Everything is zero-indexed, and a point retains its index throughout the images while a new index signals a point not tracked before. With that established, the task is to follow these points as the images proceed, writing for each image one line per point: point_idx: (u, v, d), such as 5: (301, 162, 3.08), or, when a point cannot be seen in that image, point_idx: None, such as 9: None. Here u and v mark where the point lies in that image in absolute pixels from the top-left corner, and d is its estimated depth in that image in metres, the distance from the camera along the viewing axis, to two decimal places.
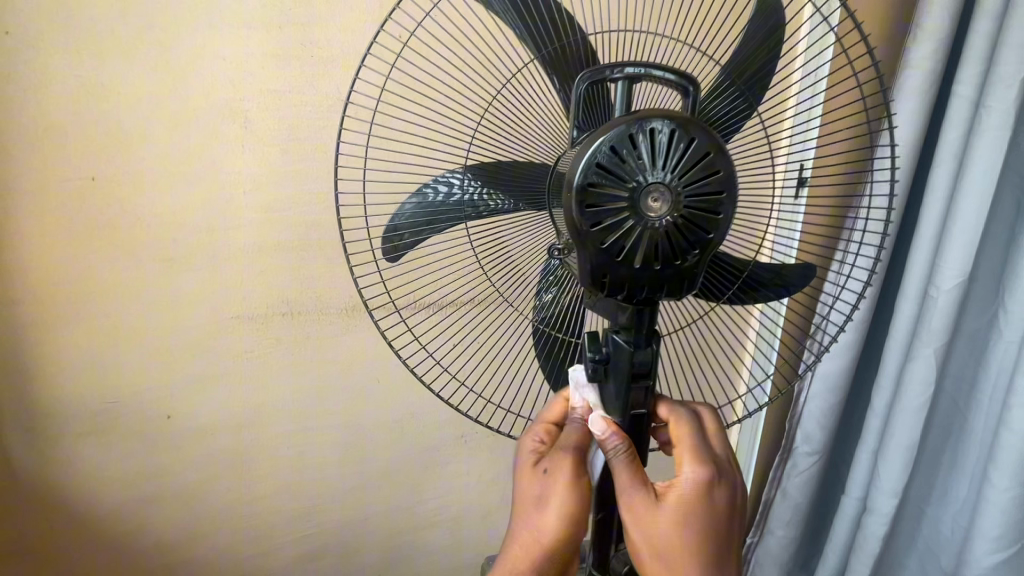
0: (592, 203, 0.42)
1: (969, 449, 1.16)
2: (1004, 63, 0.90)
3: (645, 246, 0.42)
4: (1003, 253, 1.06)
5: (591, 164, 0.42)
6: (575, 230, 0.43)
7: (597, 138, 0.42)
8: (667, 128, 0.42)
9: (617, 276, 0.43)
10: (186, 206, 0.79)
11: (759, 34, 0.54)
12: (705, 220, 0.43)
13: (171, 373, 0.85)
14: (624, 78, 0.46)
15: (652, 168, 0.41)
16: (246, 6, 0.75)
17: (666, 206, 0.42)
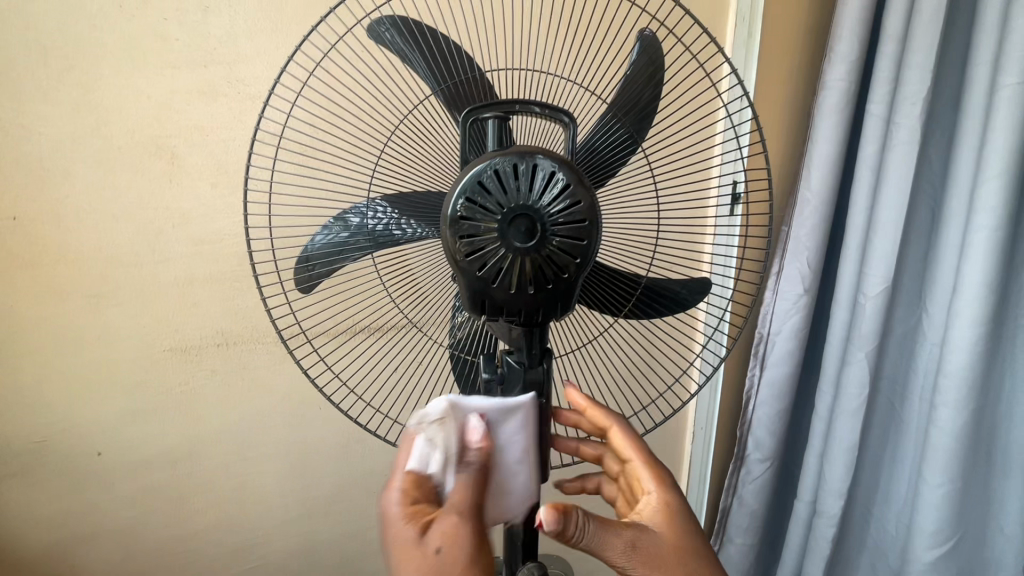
0: (466, 234, 0.45)
1: (907, 448, 1.20)
2: (908, 83, 0.97)
3: (515, 272, 0.45)
4: (924, 258, 1.12)
5: (464, 197, 0.45)
6: (454, 260, 0.46)
7: (469, 173, 0.45)
8: (528, 162, 0.45)
9: (494, 302, 0.46)
10: (112, 242, 0.79)
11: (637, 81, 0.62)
12: (570, 245, 0.46)
13: (102, 409, 0.84)
14: (494, 117, 0.51)
15: (517, 200, 0.44)
16: (170, 46, 0.76)
17: (530, 235, 0.45)
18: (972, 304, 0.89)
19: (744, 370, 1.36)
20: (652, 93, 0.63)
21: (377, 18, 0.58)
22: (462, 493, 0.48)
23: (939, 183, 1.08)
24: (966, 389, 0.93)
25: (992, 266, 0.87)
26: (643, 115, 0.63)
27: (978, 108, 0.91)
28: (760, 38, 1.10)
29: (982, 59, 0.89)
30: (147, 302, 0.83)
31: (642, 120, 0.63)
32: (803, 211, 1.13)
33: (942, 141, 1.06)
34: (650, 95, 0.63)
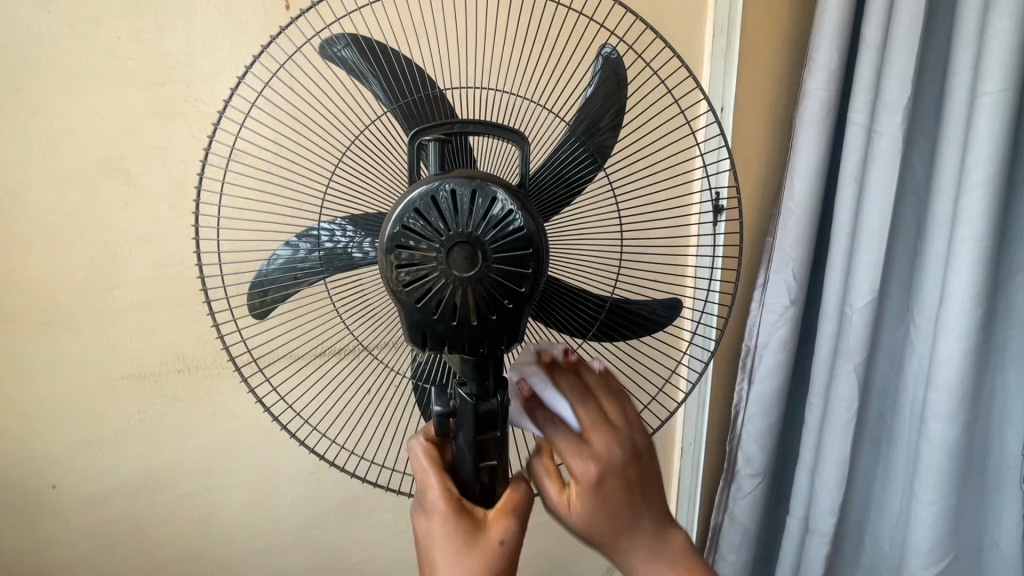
0: (403, 263, 0.43)
1: (898, 463, 1.16)
2: (889, 93, 0.95)
3: (456, 305, 0.42)
4: (911, 266, 1.09)
5: (398, 227, 0.43)
6: (393, 291, 0.44)
7: (405, 200, 0.43)
8: (467, 186, 0.42)
9: (436, 335, 0.44)
10: (66, 267, 0.77)
11: (597, 98, 0.63)
12: (516, 275, 0.43)
13: (57, 439, 0.81)
14: (434, 140, 0.48)
15: (455, 227, 0.42)
16: (126, 65, 0.74)
17: (471, 264, 0.42)
18: (960, 315, 0.86)
19: (731, 385, 1.33)
20: (614, 109, 0.64)
21: (337, 36, 0.57)
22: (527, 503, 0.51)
23: (924, 190, 1.05)
24: (957, 402, 0.90)
25: (980, 276, 0.85)
26: (604, 131, 0.64)
27: (960, 115, 0.89)
28: (739, 47, 1.09)
29: (963, 66, 0.87)
30: (104, 328, 0.80)
31: (605, 137, 0.64)
32: (787, 221, 1.11)
33: (925, 149, 1.03)
34: (614, 117, 0.64)
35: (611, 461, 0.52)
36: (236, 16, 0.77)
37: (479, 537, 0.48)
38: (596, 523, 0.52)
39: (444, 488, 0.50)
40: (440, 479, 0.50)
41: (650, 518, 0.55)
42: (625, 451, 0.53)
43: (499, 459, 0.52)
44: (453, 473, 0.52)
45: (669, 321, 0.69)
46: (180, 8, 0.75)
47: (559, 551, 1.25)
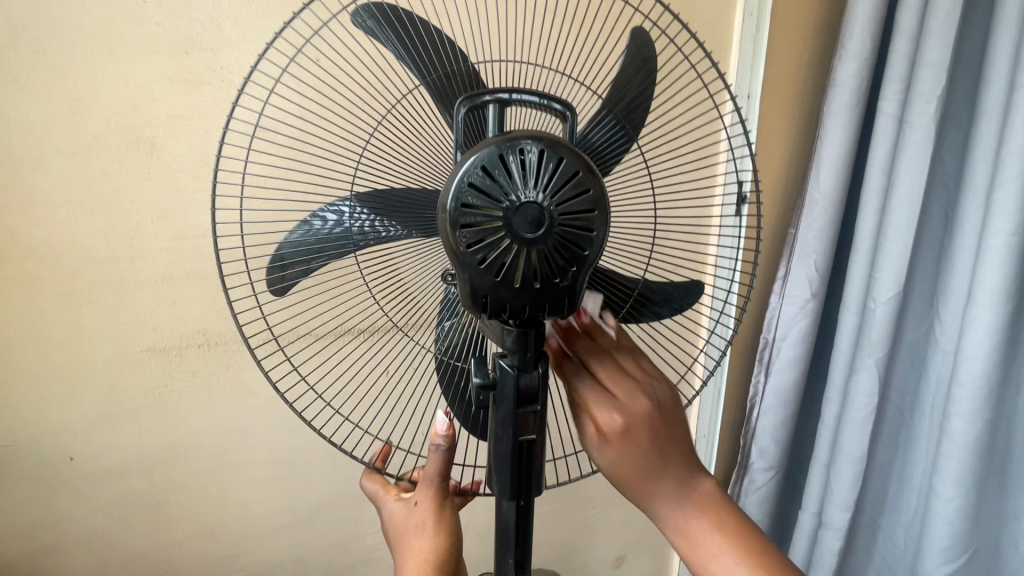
0: (468, 224, 0.43)
1: (916, 460, 1.12)
2: (923, 80, 0.91)
3: (521, 267, 0.43)
4: (937, 258, 1.04)
5: (463, 185, 0.43)
6: (454, 254, 0.44)
7: (470, 159, 0.43)
8: (537, 148, 0.43)
9: (498, 297, 0.44)
10: (87, 237, 0.75)
11: (629, 73, 0.62)
12: (581, 238, 0.44)
13: (74, 412, 0.80)
14: (496, 102, 0.48)
15: (523, 188, 0.42)
16: (149, 30, 0.72)
17: (540, 225, 0.42)
18: (988, 310, 0.83)
19: (747, 378, 1.30)
20: (647, 86, 0.62)
21: (358, 7, 0.55)
22: (432, 471, 0.58)
23: (953, 185, 1.00)
24: (982, 398, 0.87)
25: (1011, 269, 0.82)
26: (636, 109, 0.62)
27: (996, 105, 0.86)
28: (768, 33, 1.06)
29: (1000, 55, 0.84)
30: (123, 300, 0.78)
31: (636, 114, 0.62)
32: (811, 212, 1.08)
33: (957, 140, 0.99)
34: (646, 89, 0.62)
35: (634, 408, 0.53)
36: None
37: (419, 516, 0.59)
38: (623, 469, 0.54)
39: (442, 518, 0.59)
40: (440, 508, 0.59)
41: (676, 465, 0.56)
42: (647, 398, 0.54)
43: (538, 434, 0.52)
44: (493, 446, 0.52)
45: (688, 305, 0.69)
46: None
47: (571, 539, 1.24)
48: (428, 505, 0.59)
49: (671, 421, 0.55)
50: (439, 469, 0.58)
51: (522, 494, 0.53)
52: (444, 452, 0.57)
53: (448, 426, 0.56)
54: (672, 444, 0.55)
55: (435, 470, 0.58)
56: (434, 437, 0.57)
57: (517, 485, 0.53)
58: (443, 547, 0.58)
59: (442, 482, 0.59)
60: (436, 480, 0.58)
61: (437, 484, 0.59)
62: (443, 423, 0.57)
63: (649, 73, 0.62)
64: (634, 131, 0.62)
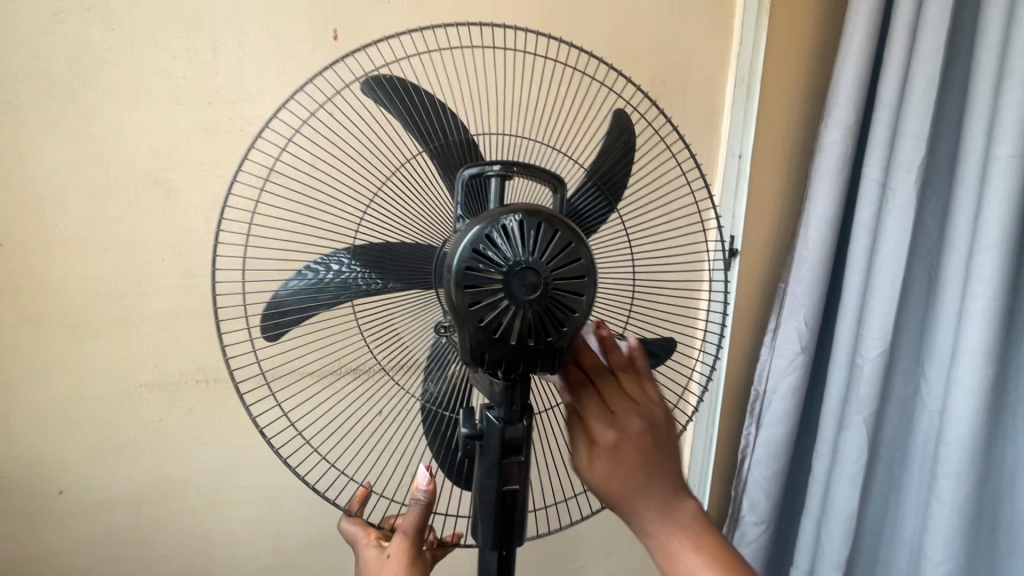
0: (470, 285, 0.46)
1: (906, 519, 1.11)
2: (903, 150, 0.96)
3: (518, 326, 0.46)
4: (922, 318, 1.07)
5: (470, 250, 0.46)
6: (454, 310, 0.47)
7: (476, 227, 0.47)
8: (533, 218, 0.47)
9: (497, 352, 0.46)
10: (101, 273, 0.78)
11: (613, 146, 0.67)
12: (571, 300, 0.47)
13: (68, 444, 0.81)
14: (499, 175, 0.52)
15: (522, 255, 0.46)
16: (177, 83, 0.77)
17: (536, 288, 0.45)
18: (971, 372, 0.86)
19: (738, 429, 1.31)
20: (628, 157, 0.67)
21: (367, 79, 0.60)
22: (408, 524, 0.59)
23: (935, 249, 1.04)
24: (969, 459, 0.88)
25: (991, 334, 0.84)
26: (618, 178, 0.67)
27: (973, 176, 0.90)
28: (758, 99, 1.12)
29: (976, 130, 0.89)
30: (127, 334, 0.80)
31: (618, 182, 0.67)
32: (800, 269, 1.12)
33: (938, 206, 1.03)
34: (626, 161, 0.67)
35: (630, 429, 0.55)
36: (284, 42, 0.80)
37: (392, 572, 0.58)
38: (609, 481, 0.56)
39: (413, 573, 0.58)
40: (413, 561, 0.58)
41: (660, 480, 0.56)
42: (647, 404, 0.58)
43: (521, 484, 0.54)
44: (477, 495, 0.54)
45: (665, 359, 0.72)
46: (233, 32, 0.78)
47: None
48: (399, 559, 0.58)
49: (662, 443, 0.57)
50: (415, 526, 0.59)
51: (502, 543, 0.54)
52: (421, 508, 0.59)
53: (430, 480, 0.59)
54: (660, 465, 0.57)
55: (410, 526, 0.59)
56: (415, 491, 0.59)
57: (499, 534, 0.54)
58: None
59: (417, 535, 0.59)
60: (412, 536, 0.59)
61: (411, 536, 0.59)
62: (424, 477, 0.60)
63: (628, 144, 0.67)
64: (615, 197, 0.67)
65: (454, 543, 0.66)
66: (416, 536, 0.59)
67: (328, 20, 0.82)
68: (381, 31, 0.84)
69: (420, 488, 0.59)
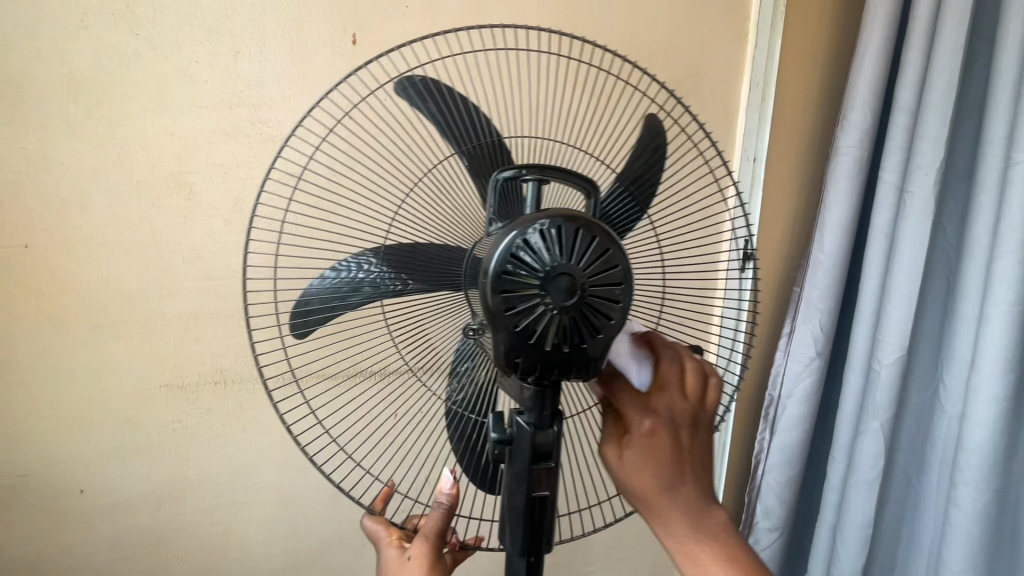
0: (506, 289, 0.46)
1: (924, 527, 1.09)
2: (921, 153, 0.95)
3: (553, 331, 0.46)
4: (941, 322, 1.06)
5: (508, 254, 0.46)
6: (491, 314, 0.47)
7: (515, 231, 0.46)
8: (571, 225, 0.46)
9: (531, 356, 0.46)
10: (123, 274, 0.79)
11: (640, 151, 0.67)
12: (606, 306, 0.47)
13: (89, 443, 0.81)
14: (533, 179, 0.52)
15: (561, 260, 0.46)
16: (199, 86, 0.78)
17: (572, 294, 0.45)
18: (992, 377, 0.84)
19: (752, 434, 1.30)
20: (657, 161, 0.67)
21: (400, 80, 0.60)
22: (430, 526, 0.59)
23: (954, 254, 1.03)
24: (988, 466, 0.86)
25: (1012, 340, 0.83)
26: (647, 183, 0.67)
27: (993, 179, 0.89)
28: (774, 101, 1.12)
29: (995, 133, 0.88)
30: (148, 335, 0.81)
31: (646, 187, 0.67)
32: (815, 273, 1.11)
33: (957, 210, 1.02)
34: (656, 163, 0.67)
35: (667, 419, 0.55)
36: (304, 46, 0.81)
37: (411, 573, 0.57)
38: (639, 477, 0.54)
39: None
40: (434, 563, 0.58)
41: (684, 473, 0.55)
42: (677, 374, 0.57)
43: (550, 490, 0.54)
44: (506, 501, 0.53)
45: None
46: (254, 35, 0.79)
47: None
48: (420, 560, 0.58)
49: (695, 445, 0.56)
50: (437, 529, 0.59)
51: (532, 550, 0.54)
52: (444, 511, 0.59)
53: (453, 483, 0.60)
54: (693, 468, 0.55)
55: (431, 528, 0.59)
56: (439, 494, 0.60)
57: (528, 541, 0.54)
58: None
59: (439, 538, 0.60)
60: (433, 538, 0.59)
61: (433, 538, 0.59)
62: (448, 481, 0.60)
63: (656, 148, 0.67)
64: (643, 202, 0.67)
65: (477, 546, 0.66)
66: (437, 538, 0.59)
67: (348, 24, 0.82)
68: (399, 35, 0.85)
69: (444, 491, 0.59)
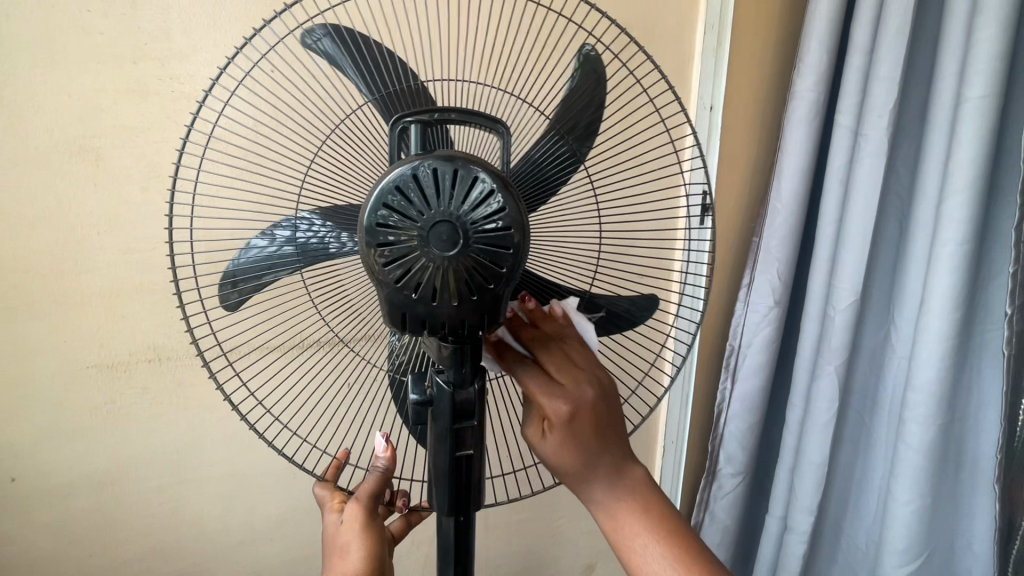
0: (383, 242, 0.44)
1: (876, 462, 1.13)
2: (875, 95, 0.93)
3: (438, 285, 0.43)
4: (895, 262, 1.06)
5: (378, 205, 0.44)
6: (373, 271, 0.45)
7: (388, 177, 0.44)
8: (450, 167, 0.43)
9: (418, 312, 0.44)
10: (29, 250, 0.73)
11: (581, 94, 0.63)
12: (496, 255, 0.44)
13: (15, 429, 0.77)
14: (418, 123, 0.49)
15: (438, 207, 0.43)
16: (94, 40, 0.71)
17: (452, 243, 0.43)
18: (940, 319, 0.85)
19: (713, 385, 1.32)
20: (598, 104, 0.63)
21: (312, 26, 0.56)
22: (366, 487, 0.60)
23: (906, 195, 1.02)
24: (934, 403, 0.88)
25: (960, 281, 0.83)
26: (585, 128, 0.63)
27: (944, 118, 0.87)
28: (729, 44, 1.07)
29: (947, 72, 0.86)
30: (68, 313, 0.76)
31: (584, 133, 0.63)
32: (773, 222, 1.10)
33: (910, 153, 1.01)
34: (593, 107, 0.63)
35: (580, 395, 0.53)
36: None
37: (347, 535, 0.57)
38: (564, 459, 0.55)
39: (367, 537, 0.57)
40: (368, 524, 0.58)
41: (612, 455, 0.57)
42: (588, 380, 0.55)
43: (475, 449, 0.53)
44: (431, 462, 0.53)
45: (640, 317, 0.71)
46: None
47: (541, 550, 1.23)
48: (354, 521, 0.58)
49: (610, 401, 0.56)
50: (373, 492, 0.59)
51: (460, 509, 0.54)
52: (379, 474, 0.59)
53: (388, 446, 0.59)
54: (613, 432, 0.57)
55: (368, 492, 0.59)
56: (376, 457, 0.60)
57: (455, 499, 0.54)
58: (370, 569, 0.57)
59: (375, 500, 0.60)
60: (369, 501, 0.59)
61: (368, 500, 0.59)
62: (382, 444, 0.60)
63: (598, 90, 0.63)
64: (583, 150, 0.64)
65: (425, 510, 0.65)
66: (374, 501, 0.59)
67: None
68: None
69: (378, 453, 0.59)
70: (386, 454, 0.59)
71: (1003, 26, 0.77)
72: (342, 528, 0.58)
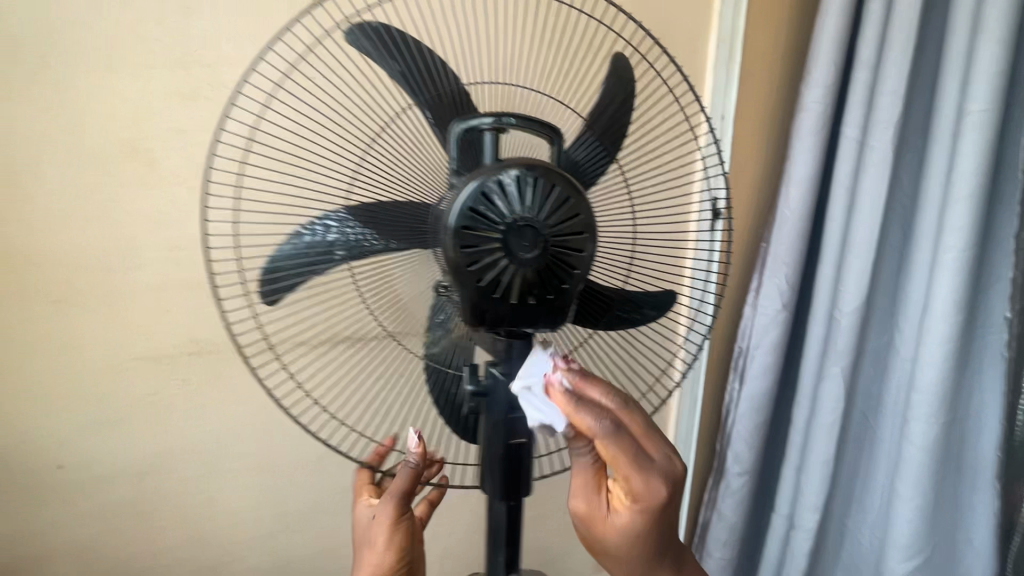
0: (467, 243, 0.47)
1: (880, 460, 1.17)
2: (880, 109, 0.98)
3: (518, 284, 0.48)
4: (898, 268, 1.11)
5: (464, 209, 0.47)
6: (454, 269, 0.48)
7: (471, 185, 0.47)
8: (530, 175, 0.47)
9: (496, 307, 0.48)
10: (80, 247, 0.77)
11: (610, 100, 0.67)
12: (569, 256, 0.49)
13: (60, 420, 0.80)
14: (491, 129, 0.53)
15: (520, 212, 0.47)
16: (148, 47, 0.75)
17: (535, 245, 0.47)
18: (943, 322, 0.89)
19: (722, 385, 1.36)
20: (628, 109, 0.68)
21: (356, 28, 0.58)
22: (397, 484, 0.61)
23: (909, 203, 1.07)
24: (937, 402, 0.92)
25: (962, 285, 0.88)
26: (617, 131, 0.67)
27: (946, 130, 0.92)
28: (741, 57, 1.12)
29: (949, 87, 0.91)
30: (115, 307, 0.80)
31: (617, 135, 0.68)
32: (781, 229, 1.14)
33: (914, 162, 1.06)
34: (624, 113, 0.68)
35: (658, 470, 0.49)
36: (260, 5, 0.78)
37: (376, 529, 0.61)
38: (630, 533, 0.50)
39: (395, 531, 0.61)
40: (394, 520, 0.61)
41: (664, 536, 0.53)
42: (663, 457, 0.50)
43: (526, 437, 0.57)
44: (485, 449, 0.57)
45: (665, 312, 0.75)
46: None
47: (555, 546, 1.26)
48: (383, 517, 0.61)
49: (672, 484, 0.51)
50: (403, 490, 0.61)
51: (514, 493, 0.58)
52: (407, 474, 0.60)
53: (419, 446, 0.60)
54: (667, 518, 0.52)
55: (399, 488, 0.61)
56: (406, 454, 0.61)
57: (507, 486, 0.57)
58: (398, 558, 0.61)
59: (404, 496, 0.61)
60: (399, 499, 0.61)
61: (397, 497, 0.61)
62: (414, 442, 0.61)
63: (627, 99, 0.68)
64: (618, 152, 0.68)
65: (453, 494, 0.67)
66: (403, 497, 0.61)
67: None
68: None
69: (409, 451, 0.60)
70: (416, 453, 0.60)
71: (1001, 45, 0.82)
72: (371, 520, 0.62)
